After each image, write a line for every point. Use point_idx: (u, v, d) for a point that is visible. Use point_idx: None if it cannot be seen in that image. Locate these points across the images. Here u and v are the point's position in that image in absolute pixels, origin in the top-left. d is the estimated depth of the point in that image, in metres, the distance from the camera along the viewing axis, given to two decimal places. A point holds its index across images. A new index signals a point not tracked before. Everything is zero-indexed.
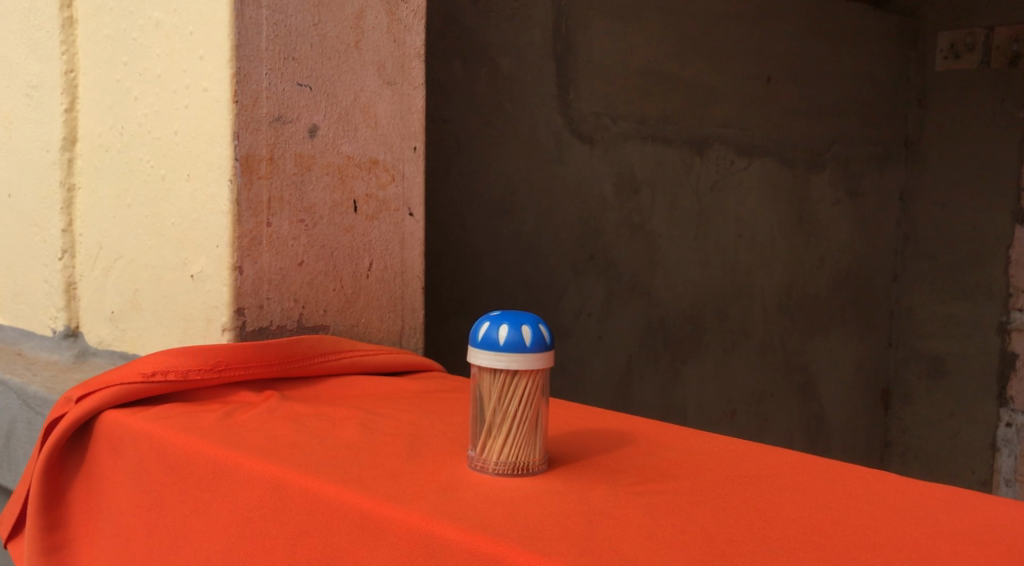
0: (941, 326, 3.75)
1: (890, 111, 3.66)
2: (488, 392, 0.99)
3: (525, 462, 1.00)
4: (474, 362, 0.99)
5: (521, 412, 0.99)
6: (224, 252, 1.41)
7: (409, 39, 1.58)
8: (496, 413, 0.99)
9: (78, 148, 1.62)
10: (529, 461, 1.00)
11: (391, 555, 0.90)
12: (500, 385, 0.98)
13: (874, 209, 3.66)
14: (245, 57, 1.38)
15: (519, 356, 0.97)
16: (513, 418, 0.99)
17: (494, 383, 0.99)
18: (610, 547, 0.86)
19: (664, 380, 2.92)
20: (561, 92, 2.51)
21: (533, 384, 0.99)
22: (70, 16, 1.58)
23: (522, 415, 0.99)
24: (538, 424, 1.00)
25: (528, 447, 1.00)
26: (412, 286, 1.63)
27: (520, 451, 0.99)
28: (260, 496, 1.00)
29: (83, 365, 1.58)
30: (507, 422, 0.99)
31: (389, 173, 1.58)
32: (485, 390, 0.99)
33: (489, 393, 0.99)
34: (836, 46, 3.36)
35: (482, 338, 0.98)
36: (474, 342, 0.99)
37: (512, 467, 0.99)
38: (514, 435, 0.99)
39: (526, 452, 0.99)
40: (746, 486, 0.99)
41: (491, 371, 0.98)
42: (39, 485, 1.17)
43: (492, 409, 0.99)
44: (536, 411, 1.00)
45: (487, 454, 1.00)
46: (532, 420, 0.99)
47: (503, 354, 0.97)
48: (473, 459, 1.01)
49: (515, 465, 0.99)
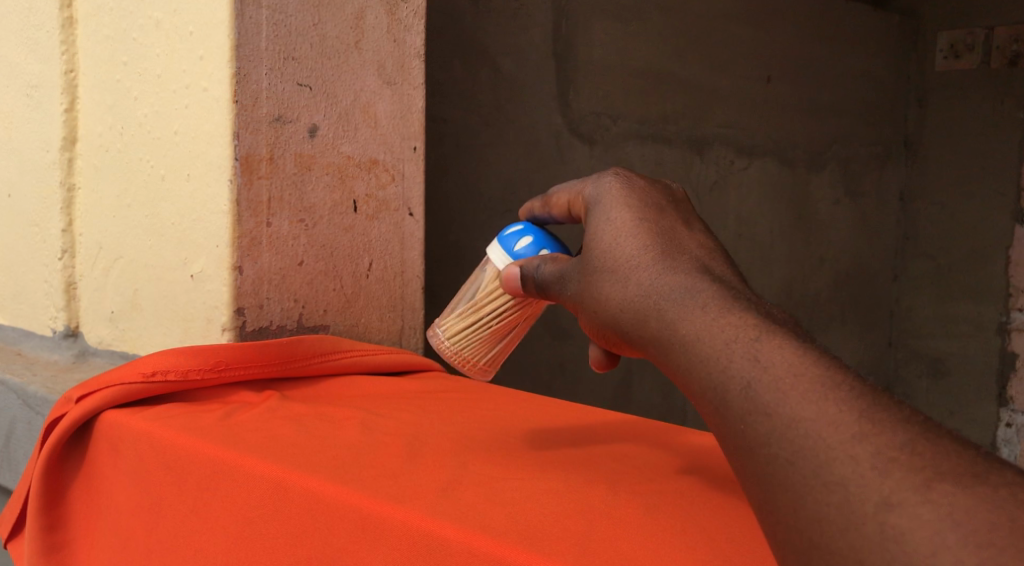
0: (941, 325, 3.81)
1: (890, 110, 3.73)
2: (484, 296, 1.13)
3: (467, 359, 1.15)
4: (489, 254, 1.13)
5: (491, 322, 1.13)
6: (224, 252, 1.41)
7: (409, 39, 1.59)
8: (474, 310, 1.14)
9: (78, 149, 1.62)
10: (470, 361, 1.15)
11: (391, 555, 0.90)
12: (489, 293, 1.13)
13: (874, 208, 3.74)
14: (245, 58, 1.38)
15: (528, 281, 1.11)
16: (481, 323, 1.13)
17: (487, 289, 1.13)
18: (610, 547, 0.85)
19: (664, 380, 3.02)
20: (561, 92, 2.51)
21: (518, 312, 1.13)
22: (69, 15, 1.58)
23: (485, 327, 1.13)
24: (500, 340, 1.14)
25: (475, 354, 1.15)
26: (412, 286, 1.64)
27: (470, 348, 1.14)
28: (261, 496, 1.00)
29: (83, 365, 1.58)
30: (476, 321, 1.14)
31: (389, 173, 1.58)
32: (482, 293, 1.14)
33: (481, 294, 1.14)
34: (836, 46, 3.39)
35: (507, 236, 1.12)
36: (501, 236, 1.12)
37: (457, 357, 1.15)
38: (473, 334, 1.14)
39: (468, 356, 1.14)
40: (713, 488, 0.98)
41: (495, 272, 1.13)
42: (39, 484, 1.16)
43: (474, 306, 1.14)
44: (506, 330, 1.14)
45: (447, 333, 1.15)
46: (495, 334, 1.14)
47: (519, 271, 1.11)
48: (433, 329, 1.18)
49: (460, 357, 1.15)
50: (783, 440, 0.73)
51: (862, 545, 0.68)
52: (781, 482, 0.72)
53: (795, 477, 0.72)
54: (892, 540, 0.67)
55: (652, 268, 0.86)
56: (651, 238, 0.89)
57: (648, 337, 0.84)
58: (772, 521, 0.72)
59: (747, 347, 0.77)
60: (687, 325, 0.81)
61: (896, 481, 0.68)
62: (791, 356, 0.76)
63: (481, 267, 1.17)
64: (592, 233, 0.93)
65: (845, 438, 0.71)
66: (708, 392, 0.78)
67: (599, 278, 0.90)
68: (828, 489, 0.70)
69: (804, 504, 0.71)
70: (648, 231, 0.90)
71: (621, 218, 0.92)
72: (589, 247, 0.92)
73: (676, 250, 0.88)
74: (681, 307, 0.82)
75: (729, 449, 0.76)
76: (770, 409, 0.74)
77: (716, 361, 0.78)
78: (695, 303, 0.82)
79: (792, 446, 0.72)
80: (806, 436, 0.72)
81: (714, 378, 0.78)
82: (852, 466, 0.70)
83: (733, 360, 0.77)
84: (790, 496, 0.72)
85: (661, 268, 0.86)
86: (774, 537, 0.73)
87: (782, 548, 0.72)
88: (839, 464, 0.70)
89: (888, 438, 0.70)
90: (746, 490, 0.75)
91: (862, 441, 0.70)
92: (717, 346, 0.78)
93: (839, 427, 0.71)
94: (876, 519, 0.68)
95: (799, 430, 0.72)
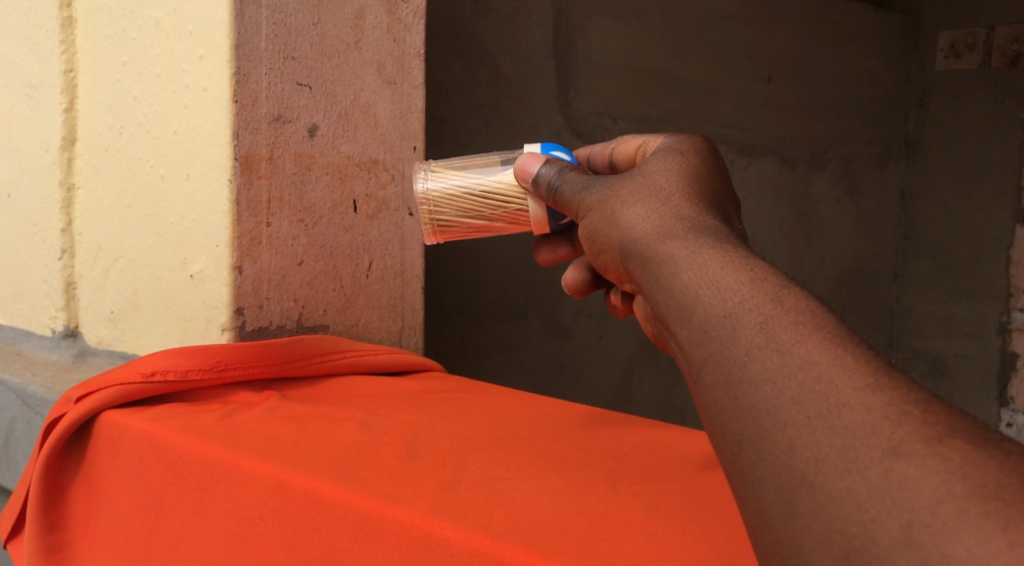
0: (941, 325, 3.81)
1: (890, 110, 3.74)
2: (485, 187, 1.16)
3: (433, 210, 1.18)
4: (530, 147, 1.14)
5: (476, 206, 1.17)
6: (224, 252, 1.41)
7: (409, 39, 1.59)
8: (472, 185, 1.17)
9: (78, 148, 1.62)
10: (433, 215, 1.19)
11: (391, 555, 0.89)
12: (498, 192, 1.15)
13: (875, 208, 3.74)
14: (245, 57, 1.37)
15: (524, 207, 1.15)
16: (470, 199, 1.17)
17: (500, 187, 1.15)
18: (610, 547, 0.85)
19: (664, 380, 3.03)
20: (561, 91, 2.51)
21: (497, 219, 1.17)
22: (69, 15, 1.58)
23: (463, 202, 1.17)
24: (468, 222, 1.19)
25: (437, 211, 1.18)
26: (412, 286, 1.64)
27: (441, 204, 1.18)
28: (260, 496, 0.99)
29: (84, 365, 1.58)
30: (467, 194, 1.17)
31: (388, 173, 1.58)
32: (483, 179, 1.16)
33: (490, 181, 1.16)
34: (836, 46, 3.39)
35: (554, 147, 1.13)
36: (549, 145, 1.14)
37: (426, 202, 1.18)
38: (456, 201, 1.17)
39: (431, 207, 1.18)
40: (714, 489, 0.98)
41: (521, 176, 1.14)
42: (38, 484, 1.16)
43: (476, 183, 1.17)
44: (480, 220, 1.18)
45: (437, 180, 1.18)
46: (469, 214, 1.18)
47: (528, 198, 1.14)
48: (424, 161, 1.21)
49: (428, 204, 1.18)
50: (790, 380, 0.69)
51: (864, 489, 0.64)
52: (780, 420, 0.68)
53: (799, 418, 0.68)
54: (895, 486, 0.64)
55: (695, 207, 0.84)
56: (699, 185, 0.87)
57: (651, 247, 0.82)
58: (753, 457, 0.69)
59: (771, 290, 0.73)
60: (705, 246, 0.78)
61: (906, 431, 0.65)
62: (813, 311, 0.72)
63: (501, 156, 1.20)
64: (644, 163, 0.92)
65: (859, 387, 0.67)
66: (711, 318, 0.74)
67: (629, 192, 0.88)
68: (833, 432, 0.66)
69: (800, 444, 0.67)
70: (700, 180, 0.88)
71: (680, 161, 0.90)
72: (642, 173, 0.90)
73: (715, 205, 0.86)
74: (704, 233, 0.80)
75: (716, 378, 0.72)
76: (781, 347, 0.70)
77: (731, 285, 0.75)
78: (719, 240, 0.79)
79: (801, 385, 0.69)
80: (818, 379, 0.68)
81: (725, 306, 0.74)
82: (862, 414, 0.66)
83: (753, 297, 0.73)
84: (786, 436, 0.68)
85: (701, 210, 0.84)
86: (751, 500, 0.69)
87: (762, 485, 0.68)
88: (850, 411, 0.67)
89: (902, 394, 0.67)
90: (724, 422, 0.71)
91: (876, 392, 0.67)
92: (737, 276, 0.75)
93: (855, 376, 0.68)
94: (881, 465, 0.64)
95: (811, 371, 0.69)
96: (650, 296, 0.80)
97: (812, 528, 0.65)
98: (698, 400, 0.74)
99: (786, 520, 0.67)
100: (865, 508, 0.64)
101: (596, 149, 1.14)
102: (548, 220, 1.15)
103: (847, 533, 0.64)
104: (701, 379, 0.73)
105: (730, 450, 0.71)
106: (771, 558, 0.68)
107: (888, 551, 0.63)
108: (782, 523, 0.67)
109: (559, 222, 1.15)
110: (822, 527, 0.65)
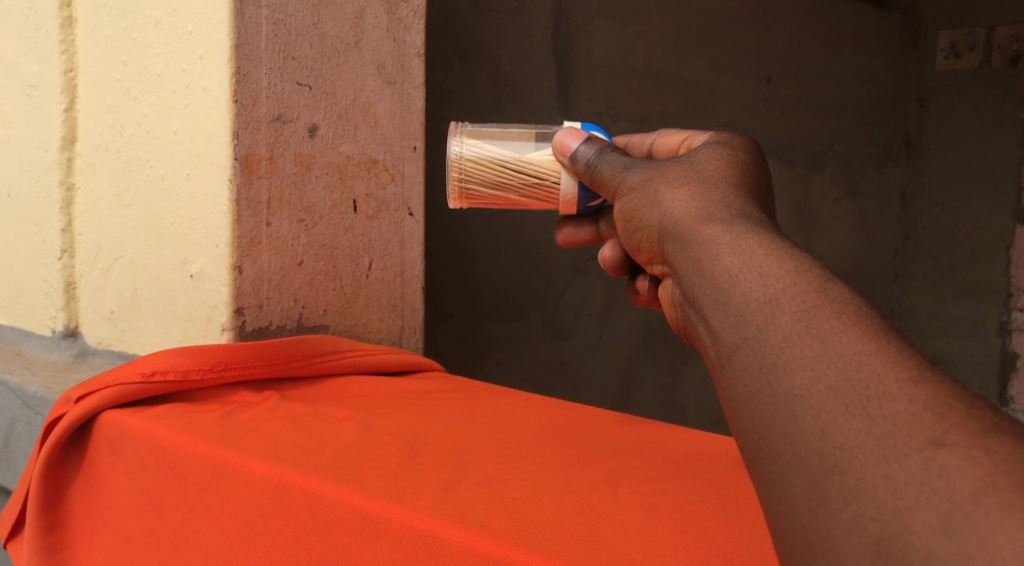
0: (942, 325, 3.81)
1: (890, 111, 3.75)
2: (518, 166, 1.16)
3: (464, 181, 1.18)
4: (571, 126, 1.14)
5: (509, 183, 1.17)
6: (224, 252, 1.40)
7: (409, 39, 1.59)
8: (507, 164, 1.16)
9: (78, 148, 1.62)
10: (462, 185, 1.18)
11: (391, 555, 0.89)
12: (533, 175, 1.15)
13: (875, 207, 3.75)
14: (245, 57, 1.37)
15: (556, 183, 1.15)
16: (504, 175, 1.17)
17: (536, 170, 1.15)
18: (610, 547, 0.85)
19: (664, 380, 3.04)
20: (562, 92, 2.51)
21: (526, 192, 1.17)
22: (69, 15, 1.58)
23: (496, 172, 1.17)
24: (496, 194, 1.18)
25: (466, 178, 1.18)
26: (412, 286, 1.64)
27: (474, 176, 1.17)
28: (260, 496, 0.99)
29: (84, 365, 1.59)
30: (501, 171, 1.17)
31: (388, 173, 1.58)
32: (516, 153, 1.16)
33: (527, 163, 1.15)
34: (836, 46, 3.39)
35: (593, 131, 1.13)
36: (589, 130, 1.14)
37: (459, 172, 1.17)
38: (489, 175, 1.17)
39: (460, 174, 1.17)
40: (716, 489, 0.98)
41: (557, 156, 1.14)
42: (38, 484, 1.16)
43: (512, 163, 1.16)
44: (508, 194, 1.18)
45: (472, 151, 1.17)
46: (499, 188, 1.18)
47: (562, 175, 1.14)
48: (458, 123, 1.19)
49: (460, 174, 1.17)
50: (829, 366, 0.68)
51: (901, 477, 0.63)
52: (815, 406, 0.67)
53: (836, 405, 0.66)
54: (936, 476, 0.62)
55: (740, 197, 0.83)
56: (745, 179, 0.86)
57: (692, 229, 0.81)
58: (783, 443, 0.68)
59: (815, 281, 0.72)
60: (748, 233, 0.77)
61: (950, 423, 0.64)
62: (857, 305, 0.71)
63: (536, 131, 1.19)
64: (693, 153, 0.91)
65: (902, 378, 0.66)
66: (750, 303, 0.73)
67: (674, 176, 0.87)
68: (871, 420, 0.65)
69: (836, 431, 0.66)
70: (746, 175, 0.87)
71: (730, 155, 0.89)
72: (690, 160, 0.89)
73: (761, 202, 0.85)
74: (748, 222, 0.79)
75: (749, 363, 0.71)
76: (824, 336, 0.69)
77: (775, 267, 0.73)
78: (763, 230, 0.78)
79: (840, 373, 0.67)
80: (858, 367, 0.67)
81: (766, 291, 0.72)
82: (904, 404, 0.65)
83: (796, 285, 0.72)
84: (820, 422, 0.66)
85: (747, 201, 0.83)
86: (770, 500, 0.68)
87: (790, 470, 0.67)
88: (891, 401, 0.65)
89: (945, 387, 0.66)
90: (752, 407, 0.70)
91: (918, 384, 0.66)
92: (785, 262, 0.74)
93: (898, 367, 0.66)
94: (921, 454, 0.63)
95: (851, 359, 0.68)
96: (682, 277, 0.79)
97: (842, 517, 0.64)
98: (725, 383, 0.73)
99: (813, 507, 0.65)
100: (901, 496, 0.63)
101: (636, 139, 1.14)
102: (578, 201, 1.16)
103: (879, 521, 0.63)
104: (732, 363, 0.72)
105: (758, 437, 0.69)
106: (793, 547, 0.66)
107: (925, 540, 0.61)
108: (808, 510, 0.66)
109: (588, 205, 1.16)
110: (852, 513, 0.64)
